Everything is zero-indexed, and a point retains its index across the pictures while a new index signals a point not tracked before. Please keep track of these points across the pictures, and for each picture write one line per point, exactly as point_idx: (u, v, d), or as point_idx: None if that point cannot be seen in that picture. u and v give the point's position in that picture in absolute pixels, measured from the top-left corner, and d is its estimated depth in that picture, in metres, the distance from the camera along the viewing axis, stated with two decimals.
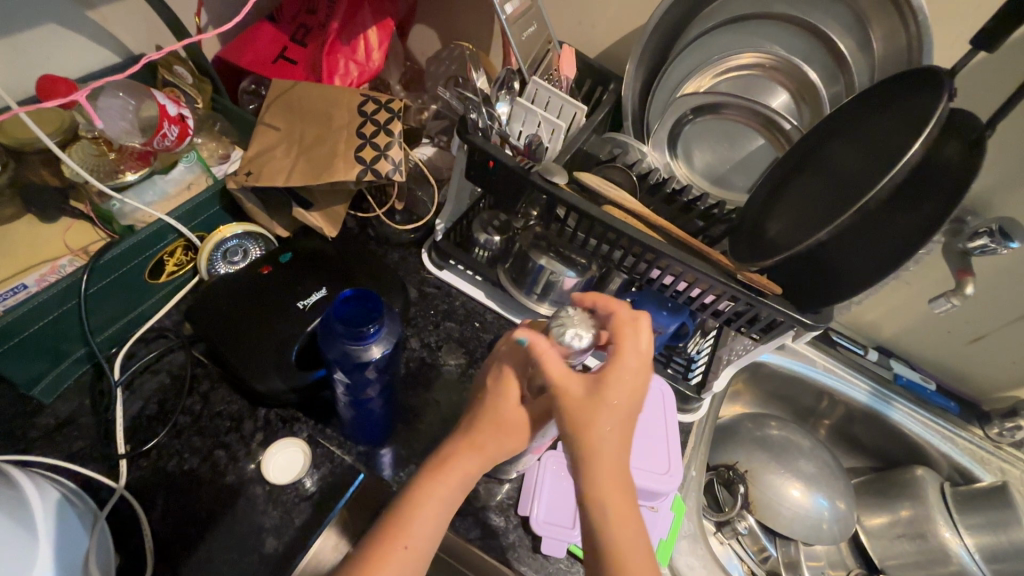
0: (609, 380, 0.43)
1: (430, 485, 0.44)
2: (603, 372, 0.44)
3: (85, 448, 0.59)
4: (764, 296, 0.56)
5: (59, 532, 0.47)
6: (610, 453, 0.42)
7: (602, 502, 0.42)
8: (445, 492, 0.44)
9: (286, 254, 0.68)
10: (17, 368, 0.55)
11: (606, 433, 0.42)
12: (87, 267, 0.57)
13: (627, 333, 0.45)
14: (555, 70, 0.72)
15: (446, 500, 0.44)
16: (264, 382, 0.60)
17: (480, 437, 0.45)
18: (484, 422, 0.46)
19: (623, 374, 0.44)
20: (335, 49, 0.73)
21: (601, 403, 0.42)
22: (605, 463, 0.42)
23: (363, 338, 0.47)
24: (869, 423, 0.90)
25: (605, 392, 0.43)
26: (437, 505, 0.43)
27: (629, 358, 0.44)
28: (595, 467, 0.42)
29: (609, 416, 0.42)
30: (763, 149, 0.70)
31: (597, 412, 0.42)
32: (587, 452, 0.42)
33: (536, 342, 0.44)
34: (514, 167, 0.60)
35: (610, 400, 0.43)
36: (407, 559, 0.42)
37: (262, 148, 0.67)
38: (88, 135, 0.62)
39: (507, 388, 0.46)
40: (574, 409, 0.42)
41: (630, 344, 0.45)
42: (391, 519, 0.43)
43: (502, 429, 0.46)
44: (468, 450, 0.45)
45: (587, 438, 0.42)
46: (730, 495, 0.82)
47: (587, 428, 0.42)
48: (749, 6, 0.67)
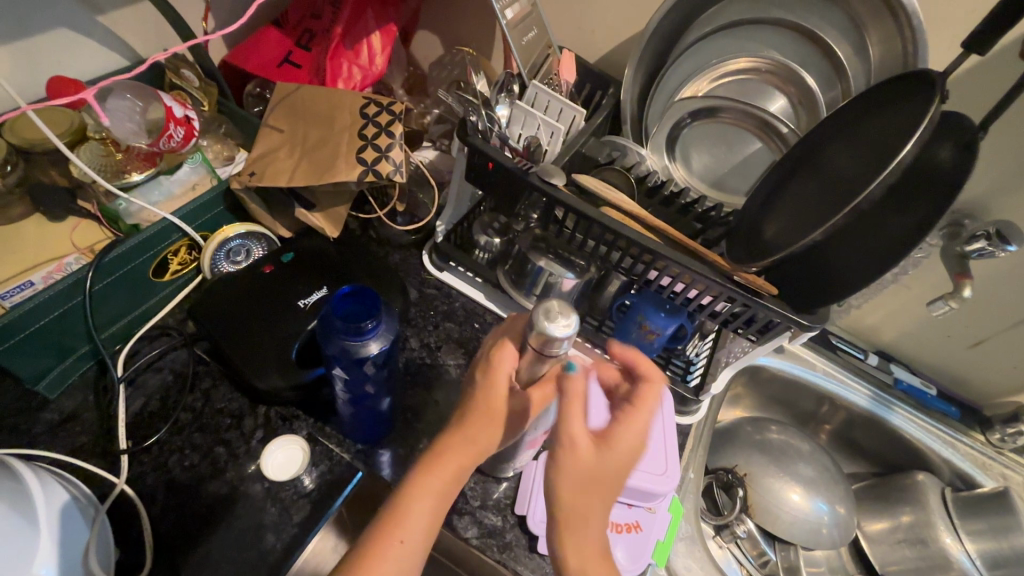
0: (615, 443, 0.42)
1: (424, 478, 0.44)
2: (611, 437, 0.42)
3: (87, 443, 0.60)
4: (759, 296, 0.56)
5: (59, 525, 0.47)
6: (594, 518, 0.41)
7: (580, 559, 0.40)
8: (439, 485, 0.44)
9: (288, 254, 0.69)
10: (22, 363, 0.56)
11: (598, 498, 0.41)
12: (92, 265, 0.58)
13: (649, 399, 0.44)
14: (555, 74, 0.73)
15: (442, 495, 0.44)
16: (263, 379, 0.60)
17: (474, 429, 0.45)
18: (477, 413, 0.46)
19: (630, 446, 0.42)
20: (339, 53, 0.74)
21: (602, 469, 0.41)
22: (589, 524, 0.41)
23: (363, 334, 0.48)
24: (869, 428, 0.90)
25: (609, 457, 0.41)
26: (431, 499, 0.44)
27: (639, 426, 0.43)
28: (580, 527, 0.41)
29: (608, 484, 0.41)
30: (760, 153, 0.70)
31: (596, 477, 0.41)
32: (575, 512, 0.41)
33: (574, 382, 0.42)
34: (513, 168, 0.61)
35: (611, 465, 0.41)
36: (404, 553, 0.42)
37: (266, 150, 0.68)
38: (96, 135, 0.63)
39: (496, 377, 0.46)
40: (577, 470, 0.40)
41: (643, 411, 0.43)
42: (386, 516, 0.43)
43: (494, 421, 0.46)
44: (462, 444, 0.45)
45: (581, 499, 0.40)
46: (729, 498, 0.81)
47: (578, 492, 0.40)
48: (747, 11, 0.68)
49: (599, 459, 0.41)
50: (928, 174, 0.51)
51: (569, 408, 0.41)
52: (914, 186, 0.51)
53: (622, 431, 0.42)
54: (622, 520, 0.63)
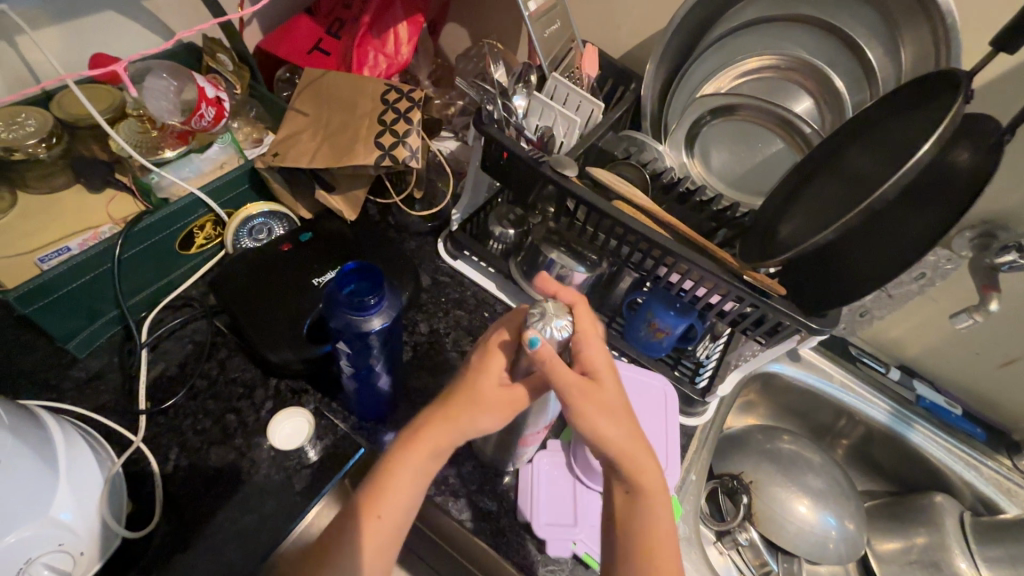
0: (602, 373, 0.47)
1: (405, 454, 0.45)
2: (588, 360, 0.48)
3: (110, 401, 0.63)
4: (768, 297, 0.55)
5: (77, 475, 0.50)
6: (633, 436, 0.46)
7: (641, 475, 0.45)
8: (418, 460, 0.45)
9: (306, 233, 0.72)
10: (54, 322, 0.60)
11: (629, 422, 0.46)
12: (121, 234, 0.61)
13: (584, 320, 0.48)
14: (577, 68, 0.73)
15: (422, 470, 0.46)
16: (276, 351, 0.62)
17: (456, 408, 0.46)
18: (464, 395, 0.47)
19: (608, 368, 0.48)
20: (365, 42, 0.76)
21: (604, 398, 0.46)
22: (629, 441, 0.45)
23: (366, 310, 0.49)
24: (888, 445, 0.87)
25: (596, 375, 0.47)
26: (409, 479, 0.45)
27: (606, 351, 0.48)
28: (628, 453, 0.45)
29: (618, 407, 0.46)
30: (784, 154, 0.69)
31: (611, 407, 0.46)
32: (615, 444, 0.45)
33: (545, 349, 0.44)
34: (526, 158, 0.62)
35: (612, 390, 0.47)
36: (383, 527, 0.44)
37: (291, 132, 0.70)
38: (133, 113, 0.67)
39: (490, 368, 0.48)
40: (587, 401, 0.45)
41: (595, 335, 0.48)
42: (368, 492, 0.45)
43: (485, 405, 0.46)
44: (439, 422, 0.46)
45: (608, 427, 0.45)
46: (733, 505, 0.80)
47: (606, 420, 0.45)
48: (777, 7, 0.66)
49: (596, 385, 0.46)
50: (948, 180, 0.49)
51: (556, 369, 0.45)
52: (936, 190, 0.50)
53: (592, 350, 0.48)
54: None
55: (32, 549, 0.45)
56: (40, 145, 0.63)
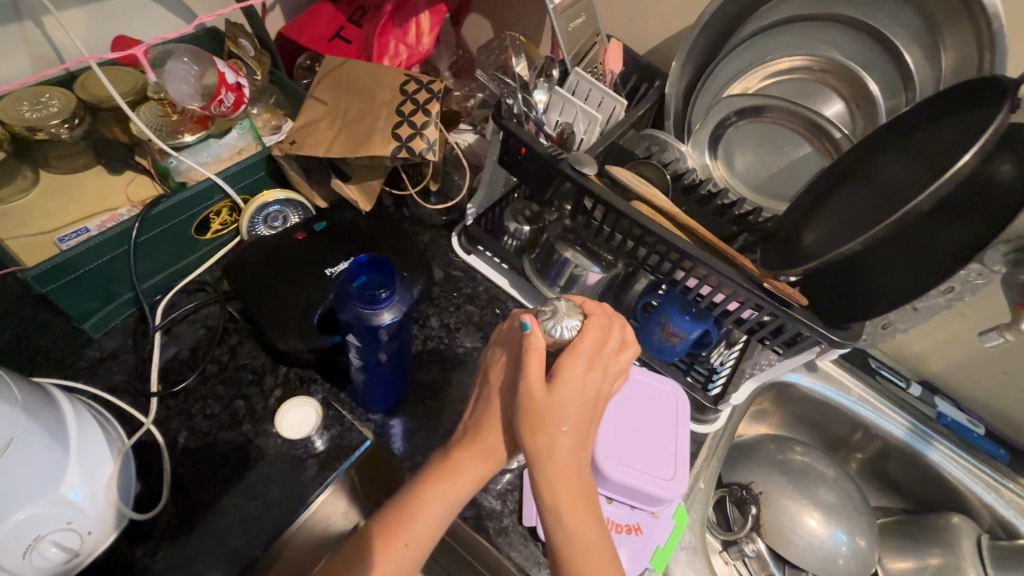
0: (564, 382, 0.46)
1: (438, 484, 0.49)
2: (558, 376, 0.46)
3: (122, 381, 0.64)
4: (788, 306, 0.54)
5: (90, 454, 0.51)
6: (563, 450, 0.45)
7: (562, 496, 0.45)
8: (450, 489, 0.48)
9: (321, 223, 0.71)
10: (70, 302, 0.61)
11: (572, 433, 0.46)
12: (138, 218, 0.61)
13: (587, 336, 0.47)
14: (600, 64, 0.72)
15: (451, 500, 0.48)
16: (286, 340, 0.62)
17: (486, 435, 0.50)
18: (492, 419, 0.50)
19: (575, 379, 0.46)
20: (387, 31, 0.75)
21: (552, 405, 0.45)
22: (562, 462, 0.45)
23: (377, 303, 0.48)
24: (905, 461, 0.84)
25: (560, 391, 0.46)
26: (440, 507, 0.48)
27: (585, 363, 0.47)
28: (550, 462, 0.45)
29: (556, 418, 0.45)
30: (813, 159, 0.66)
31: (552, 414, 0.45)
32: (543, 448, 0.45)
33: (532, 336, 0.46)
34: (544, 154, 0.61)
35: (564, 400, 0.46)
36: (409, 552, 0.47)
37: (308, 120, 0.69)
38: (154, 96, 0.67)
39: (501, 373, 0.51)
40: (528, 403, 0.45)
41: (589, 350, 0.47)
42: (397, 516, 0.48)
43: (499, 421, 0.50)
44: (478, 455, 0.50)
45: (543, 438, 0.45)
46: (741, 515, 0.79)
47: (547, 426, 0.45)
48: (811, 5, 0.64)
49: (549, 397, 0.45)
50: (986, 190, 0.46)
51: (529, 361, 0.45)
52: (976, 199, 0.46)
53: (567, 368, 0.46)
54: (622, 522, 0.62)
55: (41, 527, 0.45)
56: (62, 126, 0.63)
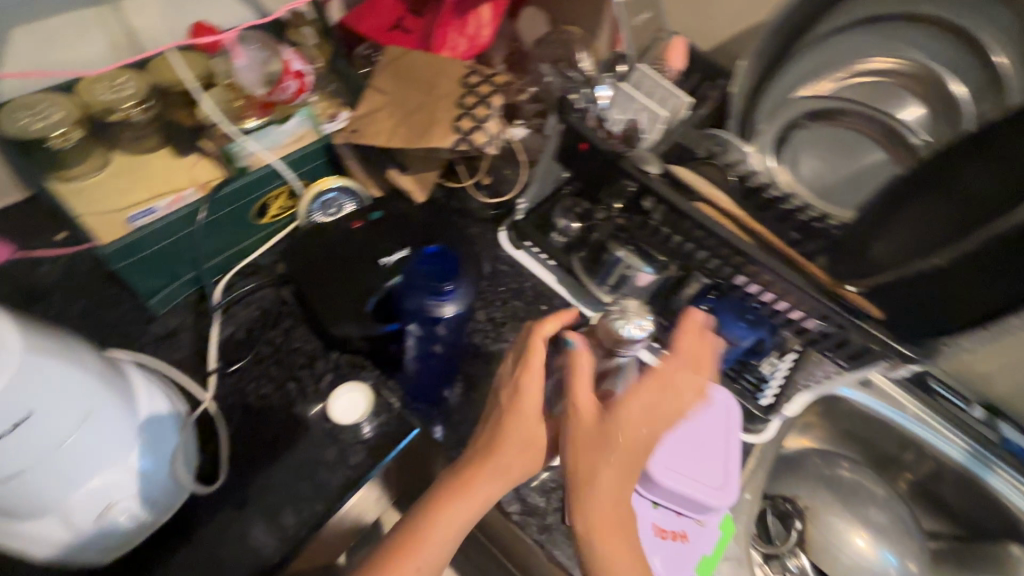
0: (623, 414, 0.46)
1: (450, 504, 0.45)
2: (619, 407, 0.46)
3: (183, 358, 0.66)
4: (858, 318, 0.52)
5: (158, 426, 0.52)
6: (608, 487, 0.44)
7: (601, 535, 0.43)
8: (464, 511, 0.45)
9: (376, 213, 0.71)
10: (138, 279, 0.63)
11: (618, 468, 0.45)
12: (206, 200, 0.63)
13: (668, 378, 0.48)
14: (663, 60, 0.70)
15: (461, 523, 0.45)
16: (337, 326, 0.64)
17: (502, 451, 0.47)
18: (510, 435, 0.48)
19: (638, 412, 0.46)
20: (448, 22, 0.75)
21: (603, 436, 0.45)
22: (611, 495, 0.44)
23: (442, 296, 0.49)
24: (960, 486, 0.81)
25: (618, 421, 0.46)
26: (450, 530, 0.44)
27: (654, 399, 0.47)
28: (592, 495, 0.44)
29: (606, 451, 0.45)
30: (884, 165, 0.63)
31: (601, 445, 0.45)
32: (587, 479, 0.44)
33: (579, 356, 0.48)
34: (607, 150, 0.60)
35: (618, 434, 0.45)
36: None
37: (369, 109, 0.69)
38: (222, 81, 0.69)
39: (524, 395, 0.49)
40: (581, 428, 0.46)
41: (661, 387, 0.48)
42: (402, 539, 0.44)
43: (515, 438, 0.48)
44: (495, 474, 0.46)
45: (586, 467, 0.44)
46: (784, 529, 0.76)
47: (595, 456, 0.44)
48: (894, 4, 0.61)
49: (602, 424, 0.45)
50: None
51: (575, 378, 0.48)
52: None
53: (629, 400, 0.47)
54: (668, 528, 0.61)
55: (111, 495, 0.48)
56: (135, 107, 0.66)
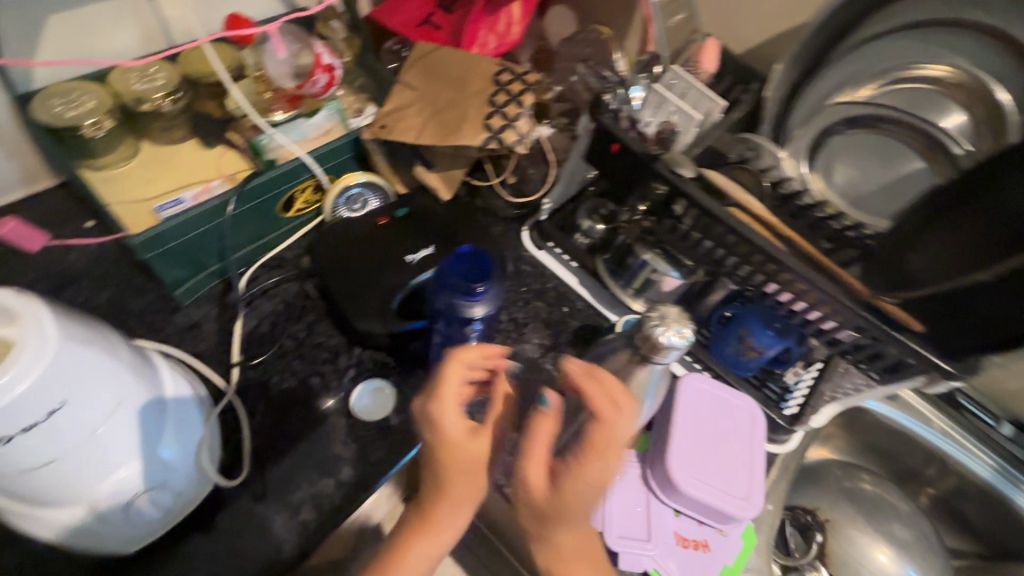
0: (572, 488, 0.43)
1: (413, 542, 0.47)
2: (568, 485, 0.43)
3: (207, 349, 0.66)
4: (897, 329, 0.51)
5: (183, 418, 0.52)
6: (561, 538, 0.46)
7: (561, 571, 0.47)
8: (429, 545, 0.47)
9: (402, 209, 0.71)
10: (166, 270, 0.63)
11: (567, 527, 0.45)
12: (235, 192, 0.63)
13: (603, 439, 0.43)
14: (696, 62, 0.69)
15: (431, 553, 0.48)
16: (365, 321, 0.64)
17: (450, 494, 0.47)
18: (450, 477, 0.46)
19: (590, 482, 0.43)
20: (479, 19, 0.75)
21: (554, 508, 0.44)
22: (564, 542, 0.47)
23: (471, 296, 0.48)
24: (984, 503, 0.79)
25: (568, 499, 0.43)
26: (421, 561, 0.48)
27: (601, 467, 0.43)
28: (547, 542, 0.47)
29: (557, 518, 0.44)
30: (924, 175, 0.62)
31: (552, 512, 0.44)
32: (542, 531, 0.46)
33: (543, 424, 0.45)
34: (640, 152, 0.59)
35: (568, 506, 0.44)
36: None
37: (399, 104, 0.69)
38: (252, 73, 0.69)
39: (447, 440, 0.46)
40: (531, 497, 0.44)
41: (602, 454, 0.43)
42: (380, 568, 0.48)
43: (457, 481, 0.46)
44: (449, 511, 0.47)
45: (541, 526, 0.46)
46: (803, 541, 0.75)
47: (547, 521, 0.45)
48: (937, 9, 0.59)
49: (553, 499, 0.43)
50: None
51: (533, 443, 0.44)
52: None
53: (577, 474, 0.43)
54: (689, 536, 0.60)
55: (138, 486, 0.48)
56: (166, 98, 0.66)
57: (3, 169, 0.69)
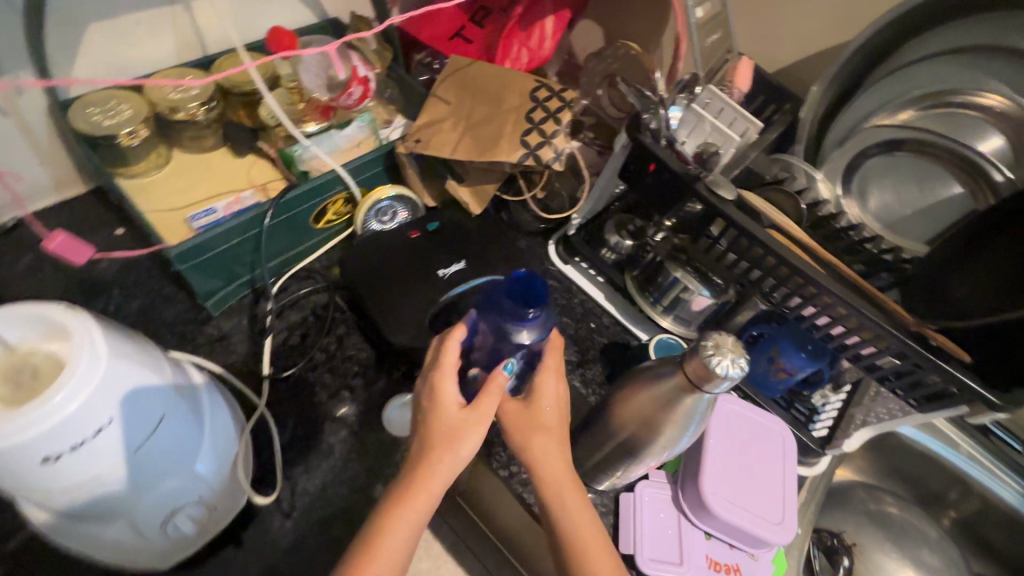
0: (542, 400, 0.50)
1: (404, 498, 0.44)
2: (536, 391, 0.50)
3: (237, 362, 0.66)
4: (944, 359, 0.50)
5: (218, 433, 0.52)
6: (556, 460, 0.49)
7: (565, 496, 0.48)
8: (423, 500, 0.44)
9: (433, 224, 0.70)
10: (199, 280, 0.63)
11: (556, 443, 0.49)
12: (272, 204, 0.63)
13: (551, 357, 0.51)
14: (730, 82, 0.68)
15: (422, 512, 0.44)
16: (396, 334, 0.62)
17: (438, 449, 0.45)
18: (442, 430, 0.45)
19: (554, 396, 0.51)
20: (512, 34, 0.75)
21: (538, 420, 0.49)
22: (550, 456, 0.48)
23: (523, 321, 0.46)
24: (1010, 530, 0.79)
25: (539, 404, 0.50)
26: (411, 522, 0.44)
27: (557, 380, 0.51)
28: (546, 467, 0.48)
29: (544, 430, 0.49)
30: (962, 200, 0.63)
31: (538, 426, 0.49)
32: (535, 455, 0.48)
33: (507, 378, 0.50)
34: (679, 172, 0.58)
35: (546, 416, 0.50)
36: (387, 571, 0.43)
37: (430, 119, 0.69)
38: (287, 83, 0.69)
39: (443, 396, 0.47)
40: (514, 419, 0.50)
41: (554, 364, 0.51)
42: (364, 541, 0.43)
43: (448, 433, 0.45)
44: (445, 460, 0.45)
45: (534, 444, 0.49)
46: (829, 564, 0.73)
47: (533, 438, 0.49)
48: (980, 36, 0.58)
49: (532, 410, 0.50)
50: None
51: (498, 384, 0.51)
52: None
53: (544, 382, 0.50)
54: (721, 560, 0.60)
55: (177, 499, 0.48)
56: (200, 107, 0.66)
57: (35, 176, 0.69)
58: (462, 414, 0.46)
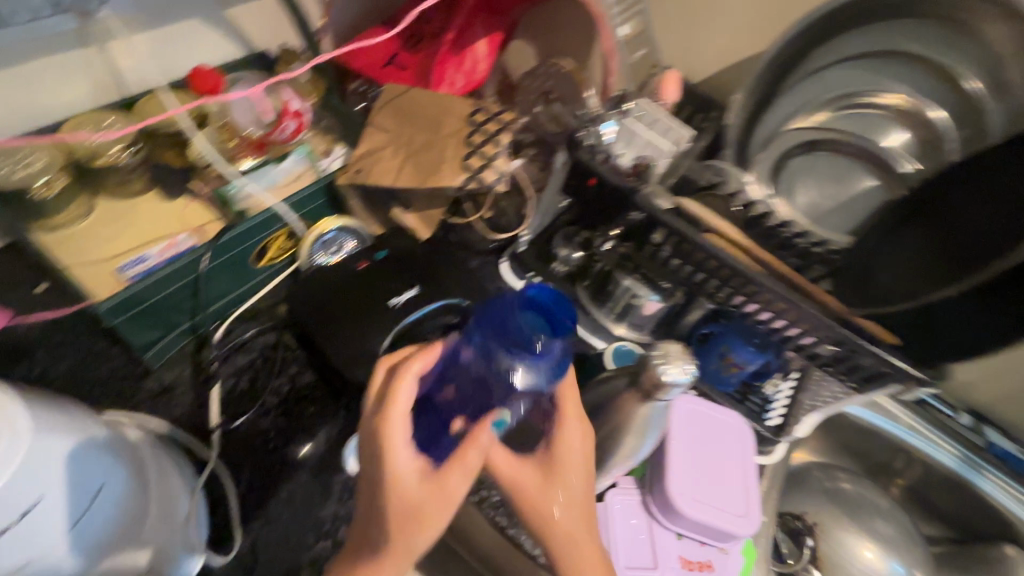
0: (561, 464, 0.48)
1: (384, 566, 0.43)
2: (556, 449, 0.49)
3: (184, 415, 0.63)
4: (871, 343, 0.54)
5: (166, 494, 0.50)
6: (565, 523, 0.47)
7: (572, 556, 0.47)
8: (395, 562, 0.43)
9: (381, 252, 0.70)
10: (135, 333, 0.60)
11: (578, 510, 0.48)
12: (207, 247, 0.60)
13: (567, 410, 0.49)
14: (657, 94, 0.72)
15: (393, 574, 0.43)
16: (352, 371, 0.61)
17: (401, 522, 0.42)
18: (403, 501, 0.43)
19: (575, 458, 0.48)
20: (445, 60, 0.76)
21: (551, 484, 0.48)
22: (566, 523, 0.47)
23: (529, 353, 0.41)
24: (952, 491, 0.84)
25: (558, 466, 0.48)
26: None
27: (579, 438, 0.49)
28: (558, 531, 0.47)
29: (563, 496, 0.48)
30: (875, 191, 0.68)
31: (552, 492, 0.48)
32: (551, 523, 0.47)
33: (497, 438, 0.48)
34: (618, 184, 0.60)
35: (564, 481, 0.48)
36: None
37: (369, 148, 0.70)
38: (215, 122, 0.67)
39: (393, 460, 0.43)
40: (528, 484, 0.48)
41: (573, 417, 0.49)
42: None
43: (419, 502, 0.43)
44: (414, 527, 0.43)
45: (547, 513, 0.47)
46: (795, 547, 0.77)
47: (547, 506, 0.47)
48: (877, 44, 0.64)
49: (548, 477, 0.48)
50: None
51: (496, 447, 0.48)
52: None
53: (564, 437, 0.48)
54: (694, 558, 0.61)
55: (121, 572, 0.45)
56: (124, 151, 0.63)
57: None
58: (425, 482, 0.43)
